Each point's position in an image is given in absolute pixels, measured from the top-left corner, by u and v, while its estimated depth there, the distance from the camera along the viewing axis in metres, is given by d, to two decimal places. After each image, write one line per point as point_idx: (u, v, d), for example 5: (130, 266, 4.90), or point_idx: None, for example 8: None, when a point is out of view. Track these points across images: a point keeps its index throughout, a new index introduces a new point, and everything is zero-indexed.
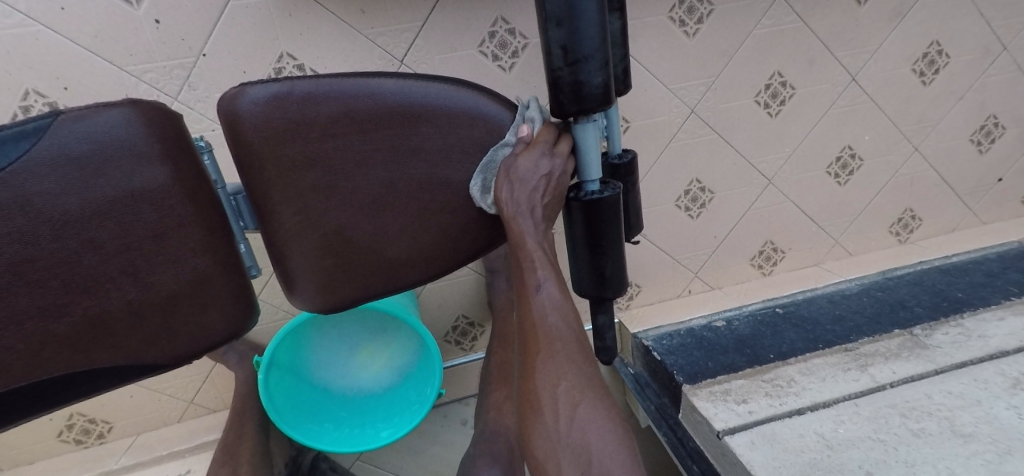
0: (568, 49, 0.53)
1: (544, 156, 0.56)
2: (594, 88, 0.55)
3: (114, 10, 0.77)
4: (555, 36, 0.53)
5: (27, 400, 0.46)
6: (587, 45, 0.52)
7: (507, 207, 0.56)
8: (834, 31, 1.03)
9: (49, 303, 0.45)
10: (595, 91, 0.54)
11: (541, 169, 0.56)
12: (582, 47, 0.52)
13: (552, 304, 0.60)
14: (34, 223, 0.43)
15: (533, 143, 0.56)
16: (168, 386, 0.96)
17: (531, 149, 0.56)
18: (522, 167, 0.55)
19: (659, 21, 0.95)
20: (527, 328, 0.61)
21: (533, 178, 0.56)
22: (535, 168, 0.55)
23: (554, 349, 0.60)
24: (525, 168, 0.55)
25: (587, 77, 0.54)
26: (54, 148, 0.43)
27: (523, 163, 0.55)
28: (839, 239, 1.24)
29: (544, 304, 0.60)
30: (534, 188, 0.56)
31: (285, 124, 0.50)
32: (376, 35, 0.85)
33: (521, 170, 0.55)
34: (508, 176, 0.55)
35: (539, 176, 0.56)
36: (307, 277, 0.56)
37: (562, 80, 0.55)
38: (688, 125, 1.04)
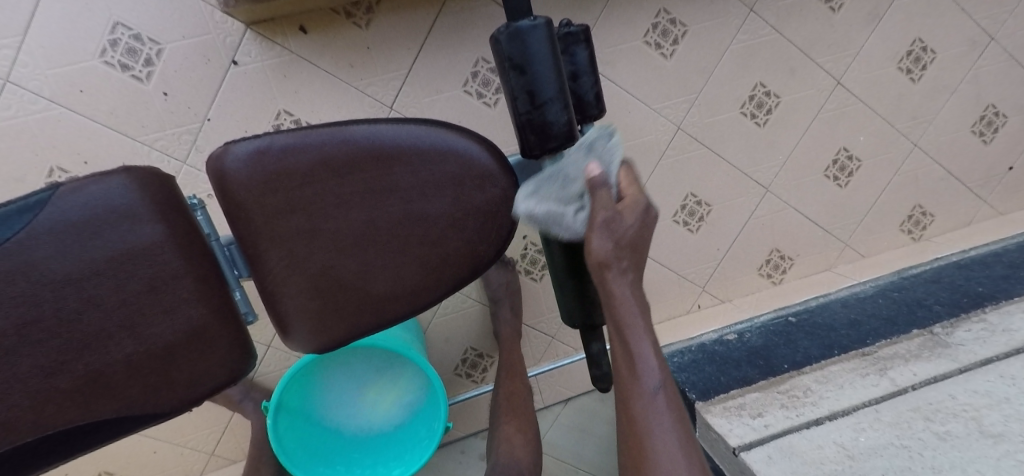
0: (531, 94, 0.55)
1: (636, 211, 0.58)
2: (559, 127, 0.57)
3: (126, 88, 0.83)
4: (518, 83, 0.56)
5: (24, 459, 0.46)
6: (548, 89, 0.55)
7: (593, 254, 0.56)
8: (813, 39, 1.04)
9: (50, 363, 0.46)
10: (561, 129, 0.57)
11: (632, 222, 0.57)
12: (544, 91, 0.55)
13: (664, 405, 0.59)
14: (36, 287, 0.46)
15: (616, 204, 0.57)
16: (191, 440, 1.00)
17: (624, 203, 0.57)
18: (620, 223, 0.56)
19: (635, 46, 0.99)
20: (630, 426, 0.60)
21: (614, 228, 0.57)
22: (629, 223, 0.57)
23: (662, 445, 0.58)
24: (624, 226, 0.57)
25: (553, 118, 0.57)
26: (54, 217, 0.46)
27: (623, 220, 0.56)
28: (849, 241, 1.21)
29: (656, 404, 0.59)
30: (624, 242, 0.57)
31: (267, 175, 0.54)
32: (365, 86, 0.90)
33: (621, 225, 0.56)
34: (609, 232, 0.56)
35: (629, 232, 0.57)
36: (298, 317, 0.58)
37: (529, 124, 0.57)
38: (675, 142, 1.05)
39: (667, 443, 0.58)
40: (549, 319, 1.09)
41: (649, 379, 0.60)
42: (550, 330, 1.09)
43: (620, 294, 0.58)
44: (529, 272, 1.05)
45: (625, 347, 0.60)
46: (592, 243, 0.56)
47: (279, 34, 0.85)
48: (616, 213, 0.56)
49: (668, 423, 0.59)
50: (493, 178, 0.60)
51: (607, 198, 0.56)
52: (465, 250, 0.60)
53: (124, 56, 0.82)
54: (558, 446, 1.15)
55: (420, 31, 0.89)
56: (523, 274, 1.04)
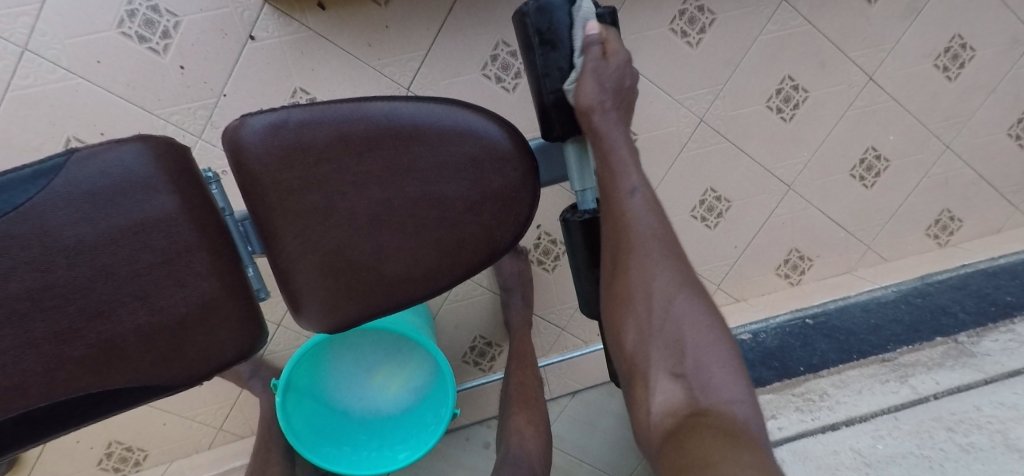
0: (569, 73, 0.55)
1: (623, 67, 0.56)
2: None
3: (143, 59, 0.83)
4: (555, 59, 0.54)
5: (25, 428, 0.45)
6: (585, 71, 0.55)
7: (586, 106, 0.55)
8: (845, 32, 1.01)
9: (62, 330, 0.46)
10: None
11: (621, 76, 0.56)
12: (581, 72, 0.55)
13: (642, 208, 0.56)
14: (50, 253, 0.45)
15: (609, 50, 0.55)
16: (200, 413, 1.00)
17: (615, 56, 0.55)
18: (608, 74, 0.55)
19: (660, 33, 0.96)
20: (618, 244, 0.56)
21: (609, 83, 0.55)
22: (618, 77, 0.56)
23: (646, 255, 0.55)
24: (611, 77, 0.55)
25: None
26: (68, 183, 0.45)
27: (610, 69, 0.55)
28: (871, 244, 1.17)
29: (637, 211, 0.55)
30: (610, 92, 0.56)
31: (283, 150, 0.53)
32: (383, 66, 0.89)
33: (609, 76, 0.55)
34: (597, 83, 0.54)
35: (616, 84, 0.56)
36: (310, 296, 0.57)
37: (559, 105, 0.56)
38: (697, 134, 1.03)
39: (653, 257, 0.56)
40: (559, 309, 1.07)
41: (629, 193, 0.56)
42: (560, 321, 1.08)
43: (613, 142, 0.56)
44: (542, 262, 1.04)
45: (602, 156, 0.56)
46: (581, 99, 0.54)
47: (297, 9, 0.84)
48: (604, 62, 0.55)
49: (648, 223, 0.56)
50: (512, 162, 0.58)
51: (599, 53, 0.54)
52: (482, 236, 0.58)
53: (142, 27, 0.81)
54: (563, 439, 1.14)
55: (439, 12, 0.88)
56: (536, 264, 1.03)
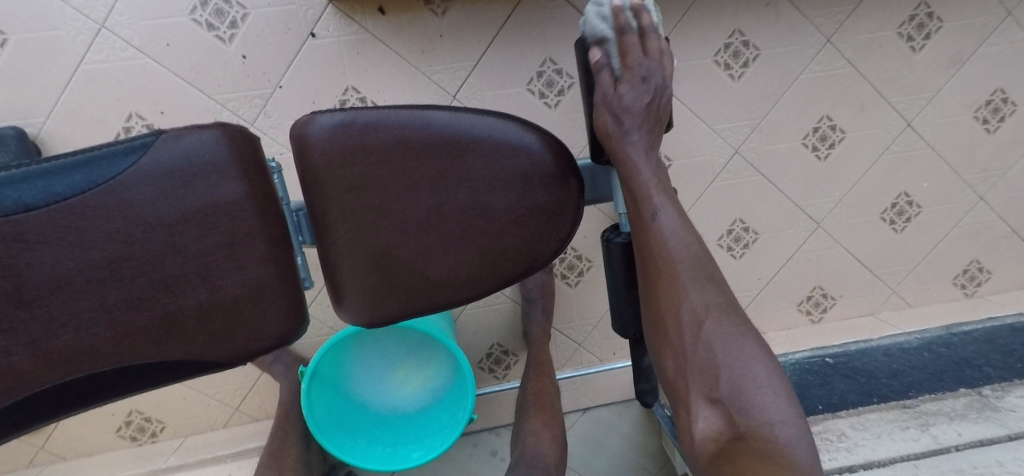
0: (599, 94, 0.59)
1: (643, 84, 0.58)
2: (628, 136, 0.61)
3: (209, 48, 0.86)
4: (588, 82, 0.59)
5: (87, 389, 0.48)
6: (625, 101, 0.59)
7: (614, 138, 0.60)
8: (887, 77, 1.02)
9: (132, 298, 0.48)
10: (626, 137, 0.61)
11: (643, 93, 0.58)
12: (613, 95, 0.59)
13: (684, 247, 0.57)
14: (130, 225, 0.47)
15: (628, 72, 0.57)
16: (218, 392, 1.03)
17: (632, 77, 0.57)
18: (628, 94, 0.58)
19: (704, 63, 0.98)
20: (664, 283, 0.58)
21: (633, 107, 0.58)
22: (640, 97, 0.58)
23: (695, 298, 0.57)
24: (629, 98, 0.58)
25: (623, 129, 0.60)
26: (155, 161, 0.48)
27: (622, 95, 0.58)
28: (896, 289, 1.16)
29: (678, 249, 0.57)
30: (638, 114, 0.59)
31: (346, 148, 0.56)
32: (432, 73, 0.91)
33: (624, 100, 0.58)
34: (610, 108, 0.58)
35: (636, 105, 0.58)
36: (354, 291, 0.59)
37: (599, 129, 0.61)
38: (731, 165, 1.04)
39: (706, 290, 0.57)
40: (578, 326, 1.07)
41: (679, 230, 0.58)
42: (577, 337, 1.08)
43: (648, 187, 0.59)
44: (566, 277, 1.04)
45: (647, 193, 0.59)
46: (603, 124, 0.60)
47: (358, 12, 0.87)
48: (613, 90, 0.58)
49: (693, 257, 0.57)
50: (560, 179, 0.60)
51: (608, 74, 0.58)
52: (523, 247, 0.60)
53: (212, 16, 0.85)
54: (569, 454, 1.15)
55: (492, 25, 0.90)
56: (559, 278, 1.04)
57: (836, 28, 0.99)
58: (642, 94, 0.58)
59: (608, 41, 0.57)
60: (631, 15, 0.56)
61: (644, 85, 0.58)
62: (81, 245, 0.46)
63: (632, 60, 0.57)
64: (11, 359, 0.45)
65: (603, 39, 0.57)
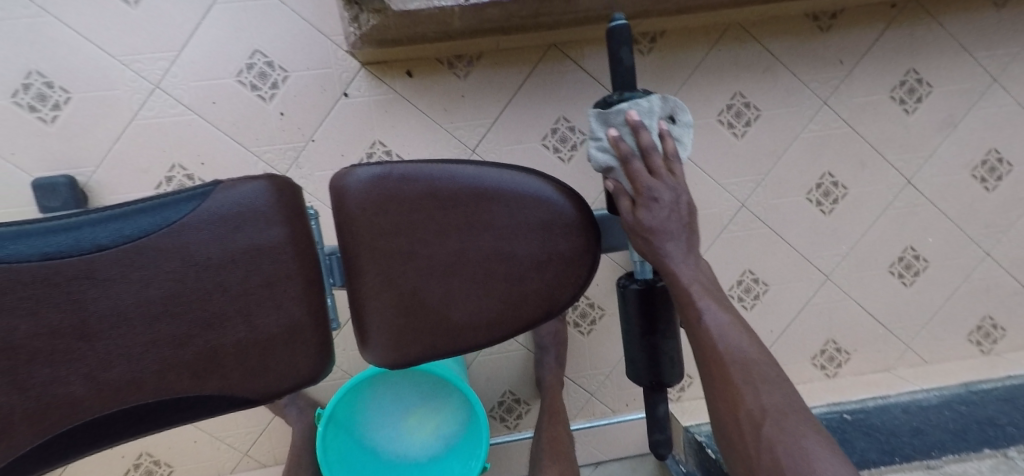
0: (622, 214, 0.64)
1: (656, 201, 0.62)
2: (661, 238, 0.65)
3: (250, 105, 0.93)
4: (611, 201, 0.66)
5: (131, 419, 0.50)
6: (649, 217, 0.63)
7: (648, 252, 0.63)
8: (885, 136, 1.07)
9: (180, 333, 0.52)
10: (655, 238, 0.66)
11: (661, 211, 0.62)
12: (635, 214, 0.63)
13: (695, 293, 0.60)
14: (185, 266, 0.52)
15: (639, 193, 0.62)
16: (229, 435, 1.04)
17: (644, 199, 0.62)
18: (646, 215, 0.62)
19: (709, 123, 1.04)
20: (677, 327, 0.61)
21: (655, 221, 0.62)
22: (658, 215, 0.62)
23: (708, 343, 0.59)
24: (647, 219, 0.62)
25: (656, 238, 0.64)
26: (211, 208, 0.53)
27: (641, 215, 0.62)
28: (910, 344, 1.17)
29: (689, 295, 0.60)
30: (663, 227, 0.62)
31: (381, 198, 0.60)
32: (453, 129, 0.98)
33: (644, 222, 0.62)
34: (635, 231, 0.63)
35: (658, 221, 0.62)
36: (381, 331, 0.62)
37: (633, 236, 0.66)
38: (739, 218, 1.08)
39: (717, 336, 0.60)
40: (590, 374, 1.08)
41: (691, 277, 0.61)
42: (590, 386, 1.08)
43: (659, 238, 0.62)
44: (578, 325, 1.06)
45: (659, 242, 0.62)
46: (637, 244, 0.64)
47: (386, 74, 0.95)
48: (634, 214, 0.63)
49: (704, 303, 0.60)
50: (576, 228, 0.64)
51: (625, 202, 0.63)
52: (541, 292, 0.64)
53: (256, 77, 0.93)
54: None
55: (511, 87, 0.97)
56: (572, 325, 1.06)
57: (832, 91, 1.05)
58: (659, 207, 0.62)
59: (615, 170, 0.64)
60: (625, 145, 0.62)
61: (658, 199, 0.61)
62: (139, 283, 0.51)
63: (640, 183, 0.61)
64: (69, 388, 0.49)
65: (611, 168, 0.64)
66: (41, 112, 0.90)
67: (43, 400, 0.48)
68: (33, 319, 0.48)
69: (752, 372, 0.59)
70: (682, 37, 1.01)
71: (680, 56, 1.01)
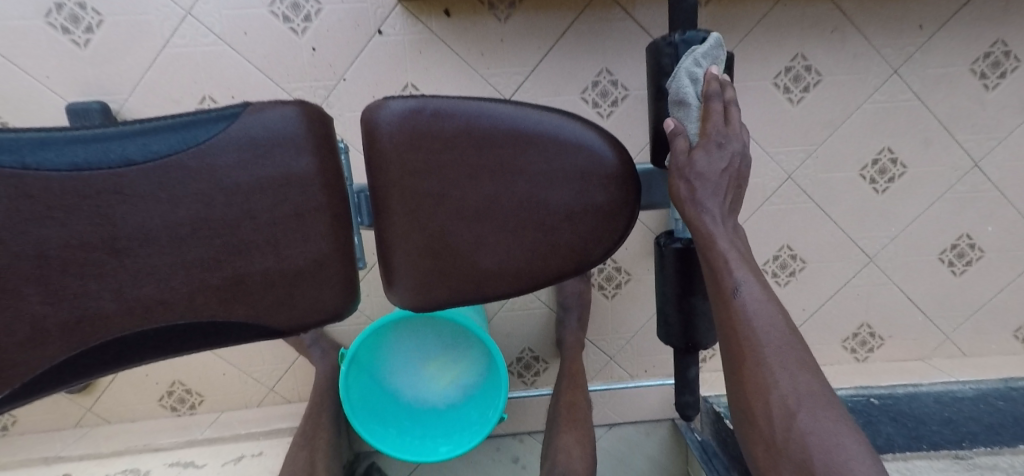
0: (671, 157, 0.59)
1: (719, 150, 0.57)
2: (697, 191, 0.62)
3: (282, 38, 0.90)
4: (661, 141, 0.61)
5: (157, 341, 0.50)
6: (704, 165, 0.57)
7: (687, 205, 0.58)
8: (956, 113, 0.99)
9: (207, 257, 0.50)
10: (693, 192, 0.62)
11: (720, 162, 0.57)
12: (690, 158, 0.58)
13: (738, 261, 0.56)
14: (214, 188, 0.50)
15: (705, 137, 0.57)
16: (258, 371, 1.06)
17: (708, 143, 0.57)
18: (703, 160, 0.57)
19: (763, 85, 0.97)
20: (716, 292, 0.57)
21: (709, 172, 0.57)
22: (715, 163, 0.57)
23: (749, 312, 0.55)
24: (702, 164, 0.57)
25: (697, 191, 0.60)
26: (242, 130, 0.51)
27: (697, 160, 0.57)
28: (951, 335, 1.11)
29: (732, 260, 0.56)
30: (712, 181, 0.58)
31: (414, 134, 0.57)
32: (489, 75, 0.94)
33: (697, 167, 0.57)
34: (682, 175, 0.58)
35: (712, 172, 0.57)
36: (406, 273, 0.60)
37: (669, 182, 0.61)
38: (783, 189, 1.02)
39: (762, 306, 0.56)
40: (611, 338, 1.05)
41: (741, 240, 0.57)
42: (609, 350, 1.05)
43: (706, 197, 0.58)
44: (603, 288, 1.02)
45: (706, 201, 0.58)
46: (676, 189, 0.59)
47: (425, 13, 0.91)
48: (687, 158, 0.58)
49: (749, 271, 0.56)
50: (618, 181, 0.61)
51: (683, 143, 0.58)
52: (575, 245, 0.61)
53: (289, 9, 0.89)
54: None
55: (553, 34, 0.92)
56: (596, 288, 1.02)
57: (903, 59, 0.97)
58: (719, 159, 0.57)
59: (688, 107, 0.58)
60: (714, 85, 0.57)
61: (721, 151, 0.57)
62: (168, 202, 0.49)
63: (710, 128, 0.57)
64: (99, 303, 0.48)
65: (683, 103, 0.58)
66: (74, 35, 0.88)
67: (73, 314, 0.47)
68: (61, 229, 0.46)
69: (795, 347, 0.55)
70: None
71: (738, 10, 0.94)
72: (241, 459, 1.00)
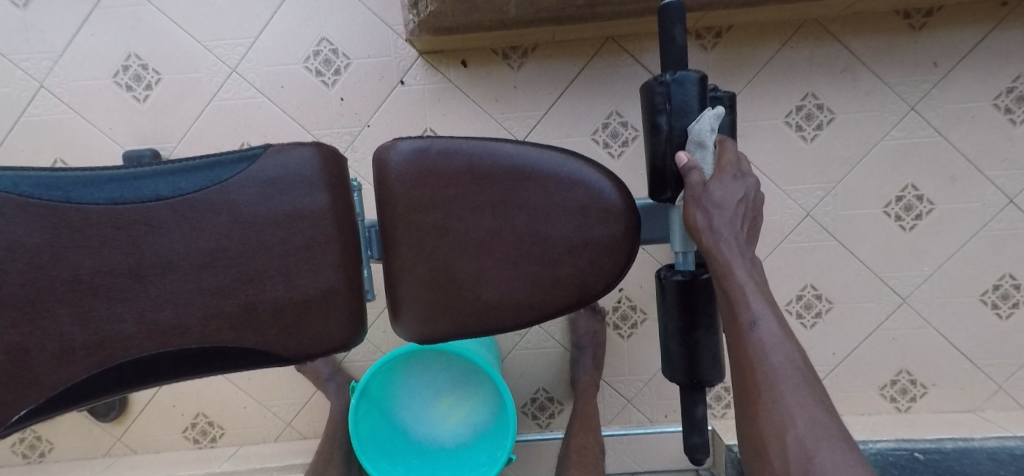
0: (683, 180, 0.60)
1: (735, 181, 0.59)
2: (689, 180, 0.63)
3: (314, 89, 0.98)
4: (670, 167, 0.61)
5: (173, 363, 0.53)
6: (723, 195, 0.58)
7: (705, 236, 0.58)
8: (983, 148, 0.97)
9: (223, 286, 0.54)
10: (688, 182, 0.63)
11: (735, 194, 0.59)
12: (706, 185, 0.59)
13: None
14: (232, 221, 0.55)
15: (723, 170, 0.59)
16: (276, 404, 1.09)
17: (723, 175, 0.59)
18: (719, 191, 0.58)
19: (775, 124, 0.98)
20: None
21: (727, 203, 0.58)
22: (732, 194, 0.58)
23: None
24: (720, 194, 0.58)
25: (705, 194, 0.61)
26: (259, 169, 0.55)
27: (715, 192, 0.58)
28: (1001, 383, 1.03)
29: None
30: (732, 212, 0.58)
31: (419, 171, 0.61)
32: (503, 120, 0.98)
33: (715, 197, 0.58)
34: (700, 204, 0.58)
35: (731, 205, 0.58)
36: (411, 304, 0.62)
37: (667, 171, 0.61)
38: (802, 228, 1.00)
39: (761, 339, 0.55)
40: (628, 380, 1.03)
41: (739, 273, 0.57)
42: (627, 392, 1.03)
43: (703, 229, 0.58)
44: (618, 327, 1.02)
45: (704, 234, 0.58)
46: (692, 218, 0.59)
47: (443, 64, 0.97)
48: (705, 190, 0.58)
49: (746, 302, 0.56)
50: (617, 215, 0.62)
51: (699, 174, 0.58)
52: (575, 278, 0.62)
53: (321, 64, 0.97)
54: None
55: (565, 80, 0.97)
56: (611, 327, 1.02)
57: (922, 96, 0.96)
58: (736, 190, 0.59)
59: (706, 148, 0.59)
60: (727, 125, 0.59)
61: (737, 184, 0.59)
62: (191, 234, 0.54)
63: (726, 161, 0.59)
64: (122, 325, 0.52)
65: (702, 144, 0.58)
66: (135, 92, 0.98)
67: (99, 334, 0.51)
68: (94, 257, 0.51)
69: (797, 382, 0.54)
70: (751, 33, 0.96)
71: (747, 52, 0.97)
72: None
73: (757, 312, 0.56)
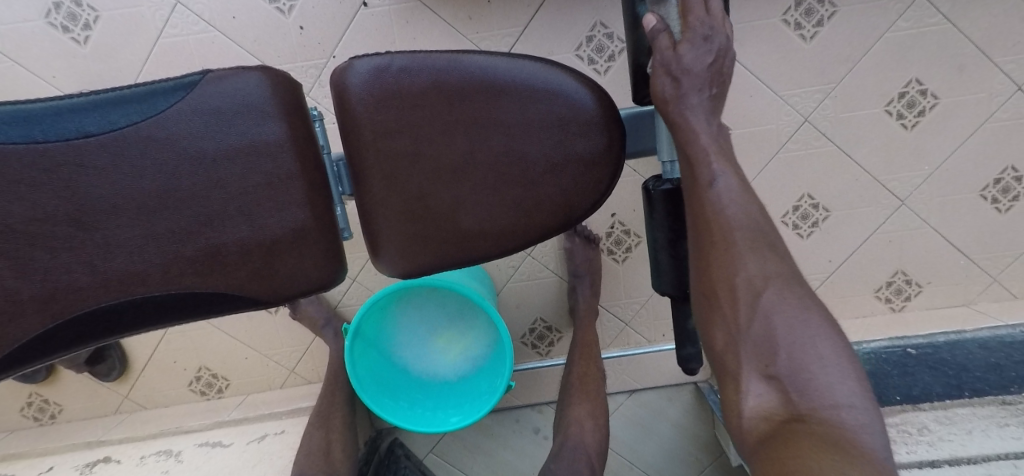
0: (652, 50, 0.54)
1: (705, 43, 0.53)
2: None
3: (269, 19, 0.90)
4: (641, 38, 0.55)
5: (141, 312, 0.50)
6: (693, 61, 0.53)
7: (674, 105, 0.54)
8: (992, 33, 0.91)
9: (180, 229, 0.51)
10: None
11: (705, 56, 0.53)
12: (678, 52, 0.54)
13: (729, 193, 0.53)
14: (179, 157, 0.50)
15: (690, 32, 0.52)
16: (277, 354, 1.08)
17: (694, 35, 0.52)
18: (688, 53, 0.52)
19: (771, 23, 0.91)
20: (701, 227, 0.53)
21: (695, 67, 0.53)
22: (702, 57, 0.53)
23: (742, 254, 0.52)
24: (690, 57, 0.52)
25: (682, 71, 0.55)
26: (200, 98, 0.50)
27: (683, 55, 0.52)
28: (997, 276, 1.02)
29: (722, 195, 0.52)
30: (704, 78, 0.53)
31: (382, 92, 0.56)
32: (479, 40, 0.91)
33: (684, 60, 0.52)
34: (668, 70, 0.53)
35: (700, 70, 0.53)
36: (388, 238, 0.59)
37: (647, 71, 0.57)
38: (799, 134, 0.96)
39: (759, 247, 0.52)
40: (625, 303, 1.02)
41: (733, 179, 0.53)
42: (624, 315, 1.02)
43: (694, 134, 0.54)
44: (612, 252, 0.99)
45: (697, 140, 0.54)
46: (659, 89, 0.54)
47: None
48: (674, 53, 0.52)
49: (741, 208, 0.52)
50: (598, 127, 0.58)
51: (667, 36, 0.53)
52: (559, 198, 0.58)
53: None
54: (614, 436, 1.09)
55: None
56: (606, 253, 0.99)
57: None
58: (705, 52, 0.53)
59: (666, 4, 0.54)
60: None
61: (708, 46, 0.53)
62: (132, 174, 0.49)
63: (694, 19, 0.53)
64: (71, 277, 0.48)
65: None
66: (74, 33, 0.90)
67: (47, 285, 0.48)
68: (25, 203, 0.47)
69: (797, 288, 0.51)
70: None
71: None
72: (263, 437, 1.00)
73: (755, 219, 0.53)
